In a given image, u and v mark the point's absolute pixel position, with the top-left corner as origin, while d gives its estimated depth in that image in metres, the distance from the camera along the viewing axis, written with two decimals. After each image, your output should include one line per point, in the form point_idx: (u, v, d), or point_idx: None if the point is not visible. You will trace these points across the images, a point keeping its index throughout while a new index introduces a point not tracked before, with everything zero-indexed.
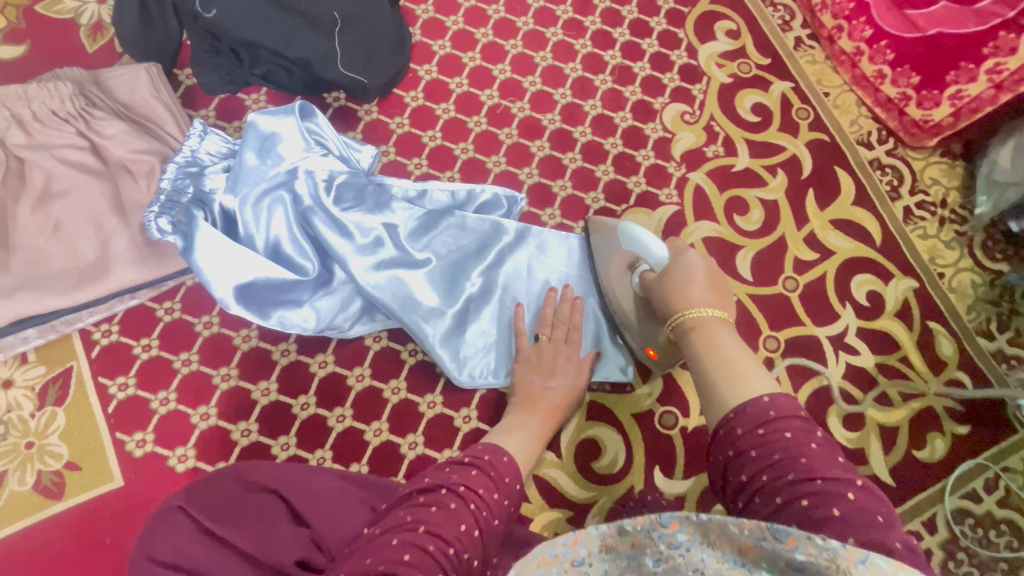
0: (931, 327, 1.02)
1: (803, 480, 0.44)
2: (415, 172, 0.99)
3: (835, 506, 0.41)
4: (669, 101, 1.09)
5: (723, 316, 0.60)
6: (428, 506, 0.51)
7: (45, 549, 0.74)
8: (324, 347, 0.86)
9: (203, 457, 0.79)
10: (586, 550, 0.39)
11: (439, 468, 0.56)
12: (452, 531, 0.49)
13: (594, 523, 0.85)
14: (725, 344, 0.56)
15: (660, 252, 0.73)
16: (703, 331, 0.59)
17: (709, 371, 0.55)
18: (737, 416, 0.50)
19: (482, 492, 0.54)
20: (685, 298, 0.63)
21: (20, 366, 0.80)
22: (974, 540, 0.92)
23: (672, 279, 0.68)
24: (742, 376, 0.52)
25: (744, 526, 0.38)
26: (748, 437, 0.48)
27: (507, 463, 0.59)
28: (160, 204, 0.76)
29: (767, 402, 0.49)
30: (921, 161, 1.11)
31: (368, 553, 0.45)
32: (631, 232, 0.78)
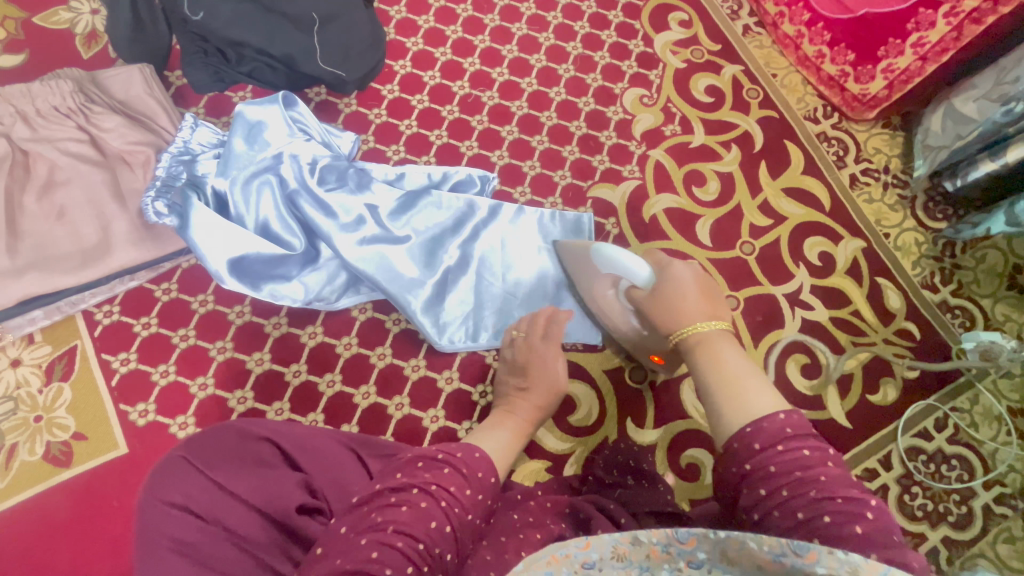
0: (879, 282, 1.10)
1: (824, 498, 0.47)
2: (394, 157, 1.06)
3: (857, 524, 0.45)
4: (628, 86, 1.18)
5: (721, 328, 0.65)
6: (398, 506, 0.53)
7: (57, 513, 0.79)
8: (313, 319, 0.92)
9: (202, 423, 0.85)
10: (599, 555, 0.44)
11: (416, 464, 0.58)
12: (421, 528, 0.52)
13: (571, 471, 0.91)
14: (730, 360, 0.60)
15: (641, 270, 0.76)
16: (708, 348, 0.62)
17: (718, 391, 0.58)
18: (755, 430, 0.52)
19: (451, 488, 0.57)
20: (683, 315, 0.67)
21: (28, 346, 0.85)
22: (927, 475, 0.98)
23: (666, 294, 0.71)
24: (749, 392, 0.56)
25: (763, 542, 0.41)
26: (766, 453, 0.51)
27: (479, 458, 0.61)
28: (156, 189, 0.83)
29: (783, 418, 0.52)
30: (864, 132, 1.20)
31: (338, 554, 0.49)
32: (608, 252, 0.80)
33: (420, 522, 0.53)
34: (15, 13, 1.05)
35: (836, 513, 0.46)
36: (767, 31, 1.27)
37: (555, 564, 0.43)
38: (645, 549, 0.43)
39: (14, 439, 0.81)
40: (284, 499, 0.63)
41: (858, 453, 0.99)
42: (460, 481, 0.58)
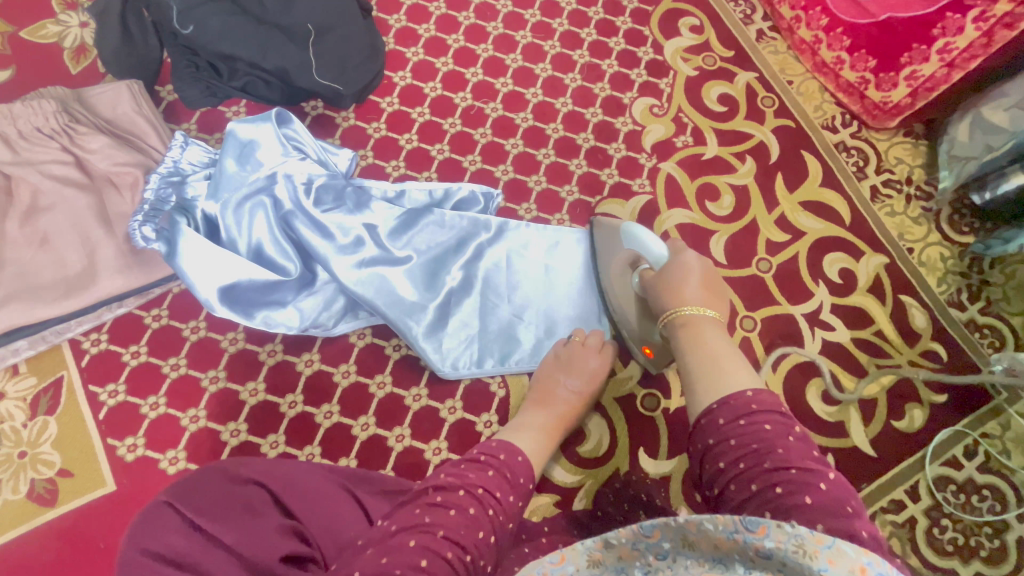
0: (903, 300, 1.05)
1: (778, 469, 0.46)
2: (394, 173, 1.02)
3: (807, 494, 0.44)
4: (637, 96, 1.13)
5: (715, 316, 0.63)
6: (447, 510, 0.51)
7: (40, 556, 0.75)
8: (309, 346, 0.88)
9: (193, 458, 0.81)
10: (574, 567, 0.44)
11: (460, 468, 0.57)
12: (469, 536, 0.50)
13: (582, 505, 0.86)
14: (714, 341, 0.59)
15: (659, 251, 0.78)
16: (694, 328, 0.61)
17: (696, 365, 0.57)
18: (722, 407, 0.51)
19: (496, 495, 0.55)
20: (680, 295, 0.66)
21: (12, 378, 0.81)
22: (957, 506, 0.93)
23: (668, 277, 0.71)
24: (725, 371, 0.55)
25: (718, 521, 0.41)
26: (729, 427, 0.50)
27: (521, 462, 0.60)
28: (143, 213, 0.79)
29: (751, 396, 0.51)
30: (884, 141, 1.15)
31: (383, 552, 0.46)
32: (632, 231, 0.82)
33: (468, 529, 0.51)
34: (3, 28, 1.01)
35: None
36: (783, 36, 1.21)
37: None
38: (617, 551, 0.44)
39: None
40: (272, 548, 0.58)
41: (884, 482, 0.94)
42: (503, 486, 0.56)
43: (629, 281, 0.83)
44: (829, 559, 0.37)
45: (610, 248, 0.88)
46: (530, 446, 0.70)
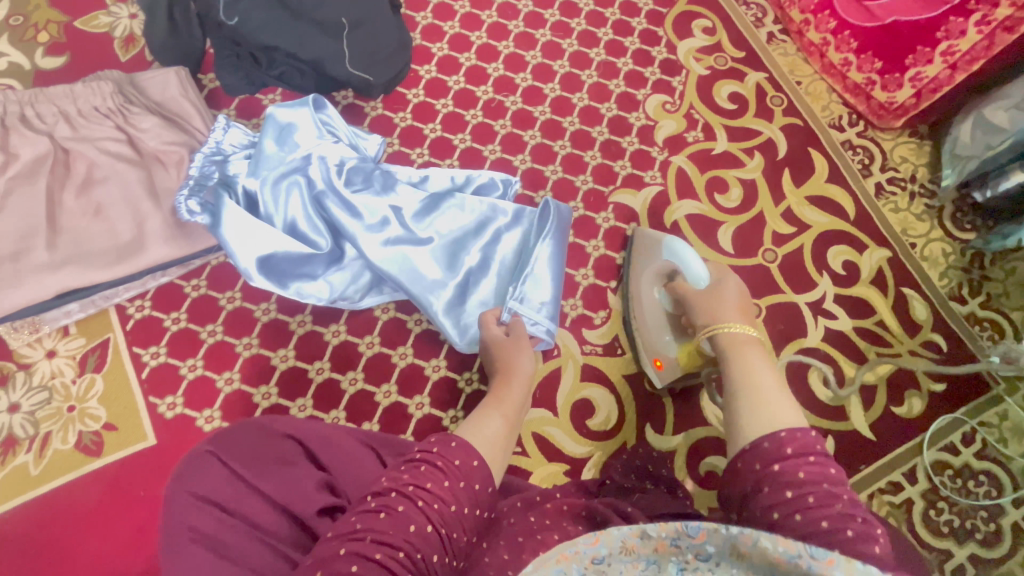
0: (905, 293, 1.09)
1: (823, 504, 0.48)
2: (418, 160, 1.07)
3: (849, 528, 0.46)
4: (651, 93, 1.18)
5: (758, 337, 0.67)
6: (376, 513, 0.54)
7: (86, 502, 0.81)
8: (336, 318, 0.94)
9: (228, 417, 0.87)
10: (608, 550, 0.44)
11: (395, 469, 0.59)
12: (399, 535, 0.52)
13: (590, 475, 0.91)
14: (759, 364, 0.62)
15: (699, 271, 0.82)
16: (741, 349, 0.65)
17: (747, 390, 0.59)
18: (790, 436, 0.53)
19: (428, 487, 0.57)
20: (724, 316, 0.71)
21: (63, 338, 0.88)
22: (954, 490, 0.96)
23: (712, 296, 0.76)
24: (777, 400, 0.57)
25: (779, 542, 0.40)
26: (788, 456, 0.52)
27: (455, 448, 0.60)
28: (189, 187, 0.85)
29: (818, 435, 0.53)
30: (890, 141, 1.19)
31: (317, 567, 0.50)
32: (674, 246, 0.87)
33: (396, 529, 0.53)
34: (59, 18, 1.09)
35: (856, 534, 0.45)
36: (792, 39, 1.26)
37: (564, 561, 0.44)
38: (654, 542, 0.44)
39: (48, 427, 0.84)
40: (307, 500, 0.63)
41: (883, 465, 0.97)
42: (436, 476, 0.58)
43: (656, 294, 0.89)
44: None
45: (648, 262, 0.92)
46: (494, 431, 0.67)
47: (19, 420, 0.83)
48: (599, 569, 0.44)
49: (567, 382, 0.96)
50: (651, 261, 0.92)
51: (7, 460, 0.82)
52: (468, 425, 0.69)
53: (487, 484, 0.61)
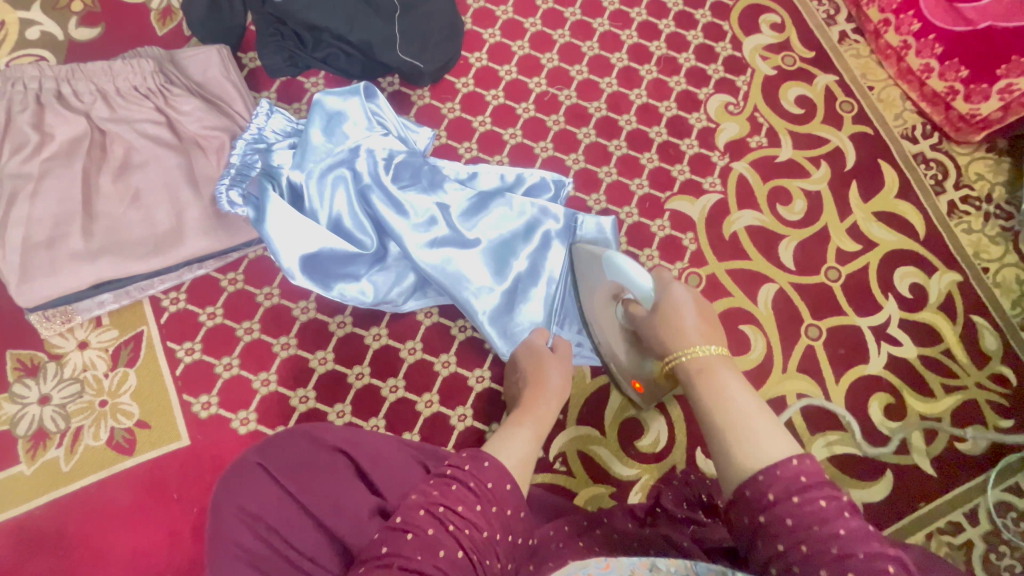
0: (975, 321, 1.02)
1: (847, 556, 0.41)
2: (466, 154, 1.02)
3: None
4: (713, 92, 1.11)
5: (720, 351, 0.63)
6: (404, 534, 0.52)
7: (118, 501, 0.78)
8: (377, 321, 0.89)
9: (264, 420, 0.83)
10: None
11: (425, 485, 0.57)
12: (429, 559, 0.49)
13: (636, 499, 0.86)
14: (730, 390, 0.57)
15: (644, 282, 0.76)
16: (710, 374, 0.60)
17: (722, 430, 0.54)
18: (769, 480, 0.48)
19: (460, 509, 0.55)
20: (684, 337, 0.66)
21: (96, 329, 0.84)
22: (1017, 534, 0.91)
23: (667, 319, 0.70)
24: (756, 432, 0.52)
25: None
26: (782, 504, 0.46)
27: (488, 468, 0.59)
28: (231, 177, 0.81)
29: (797, 465, 0.47)
30: (966, 155, 1.11)
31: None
32: (614, 262, 0.81)
33: (427, 553, 0.50)
34: None
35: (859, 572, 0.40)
36: (866, 39, 1.18)
37: None
38: None
39: (79, 422, 0.80)
40: (357, 528, 0.58)
41: (942, 504, 0.92)
42: (468, 498, 0.56)
43: (615, 313, 0.82)
44: None
45: (593, 279, 0.86)
46: (522, 450, 0.64)
47: (50, 413, 0.80)
48: None
49: (615, 399, 0.91)
50: (596, 278, 0.85)
51: (37, 453, 0.79)
52: (496, 436, 0.67)
53: (518, 510, 0.59)
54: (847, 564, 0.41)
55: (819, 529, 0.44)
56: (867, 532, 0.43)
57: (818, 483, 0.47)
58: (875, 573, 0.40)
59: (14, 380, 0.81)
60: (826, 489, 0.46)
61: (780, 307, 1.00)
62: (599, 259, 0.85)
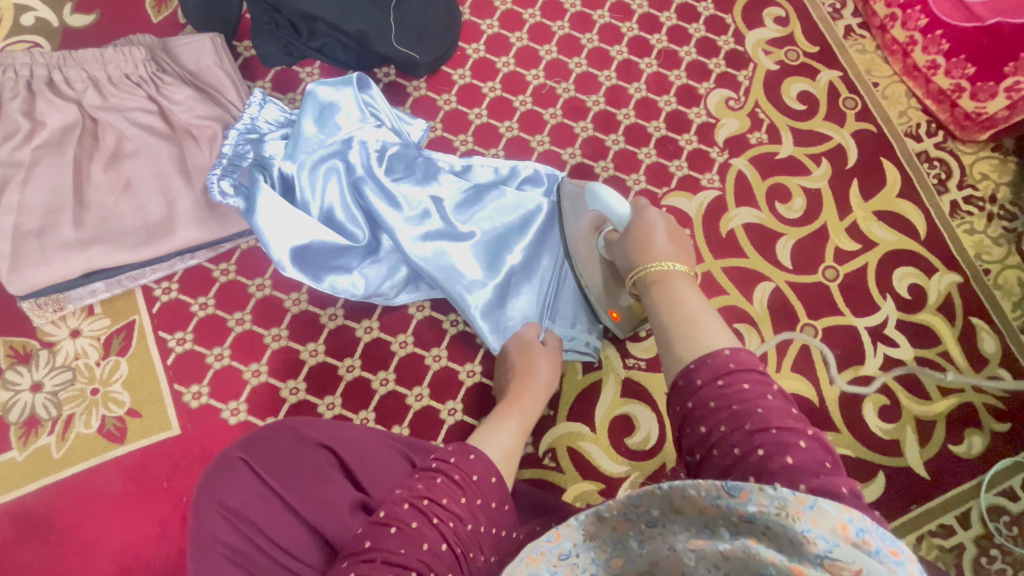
0: (974, 323, 1.01)
1: (759, 430, 0.44)
2: (461, 147, 1.01)
3: (788, 455, 0.42)
4: (714, 87, 1.09)
5: (684, 270, 0.62)
6: (388, 528, 0.52)
7: (109, 489, 0.79)
8: (369, 314, 0.89)
9: (254, 412, 0.83)
10: (572, 542, 0.44)
11: (410, 479, 0.58)
12: (412, 554, 0.50)
13: (625, 496, 0.86)
14: (686, 298, 0.57)
15: (621, 210, 0.76)
16: (666, 284, 0.60)
17: (670, 322, 0.55)
18: (699, 367, 0.49)
19: (444, 502, 0.55)
20: (653, 253, 0.66)
21: (88, 317, 0.84)
22: (1009, 538, 0.90)
23: (642, 238, 0.69)
24: (702, 326, 0.53)
25: (700, 487, 0.40)
26: (706, 388, 0.48)
27: (474, 460, 0.59)
28: (222, 167, 0.80)
29: (729, 354, 0.49)
30: (970, 155, 1.09)
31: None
32: (594, 190, 0.79)
33: (410, 547, 0.51)
34: None
35: (768, 447, 0.43)
36: (872, 34, 1.15)
37: (534, 563, 0.43)
38: (610, 523, 0.44)
39: (70, 409, 0.81)
40: (339, 523, 0.59)
41: (934, 507, 0.91)
42: (454, 490, 0.57)
43: (596, 245, 0.82)
44: (811, 519, 0.36)
45: (577, 213, 0.86)
46: (507, 443, 0.66)
47: (42, 401, 0.81)
48: (569, 562, 0.43)
49: (606, 396, 0.91)
50: (578, 213, 0.86)
51: (29, 440, 0.79)
52: (482, 431, 0.69)
53: (504, 501, 0.60)
54: (757, 440, 0.44)
55: (738, 409, 0.46)
56: (783, 412, 0.46)
57: (744, 368, 0.49)
58: (784, 446, 0.43)
59: (6, 366, 0.81)
60: (751, 375, 0.48)
61: (776, 306, 0.99)
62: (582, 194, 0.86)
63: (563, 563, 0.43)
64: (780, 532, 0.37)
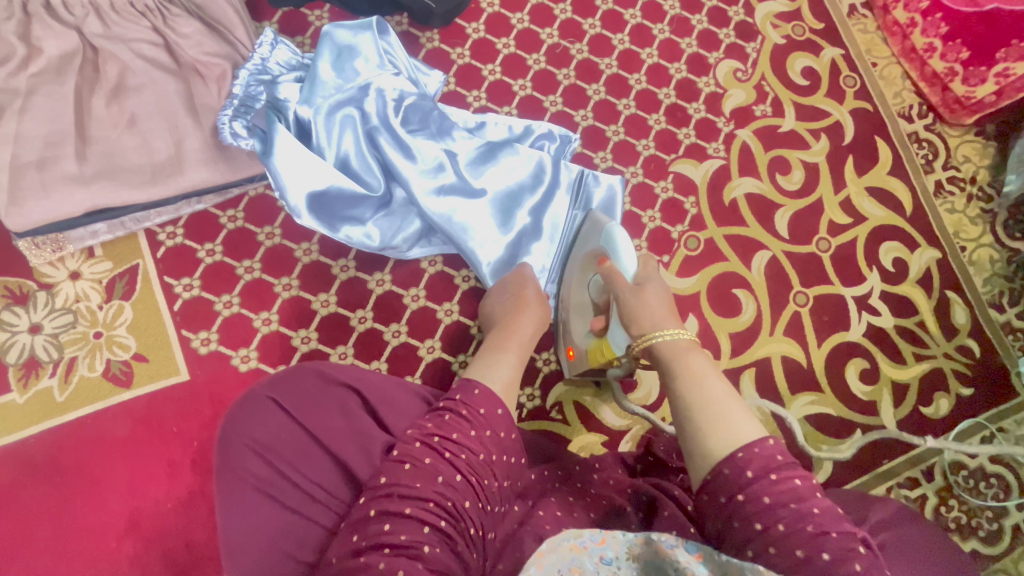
0: (948, 295, 1.08)
1: (821, 534, 0.49)
2: (474, 103, 1.00)
3: (857, 561, 0.47)
4: (723, 57, 1.11)
5: (691, 340, 0.70)
6: (403, 465, 0.58)
7: (115, 433, 0.77)
8: (381, 266, 0.89)
9: (265, 359, 0.83)
10: (615, 551, 0.56)
11: (421, 419, 0.64)
12: (428, 487, 0.57)
13: (627, 449, 0.90)
14: (707, 374, 0.63)
15: (628, 266, 0.79)
16: (683, 355, 0.67)
17: (698, 405, 0.60)
18: (748, 457, 0.54)
19: (454, 438, 0.61)
20: (658, 320, 0.72)
21: (88, 260, 0.82)
22: (966, 489, 1.00)
23: (641, 301, 0.74)
24: (728, 412, 0.59)
25: (763, 574, 0.48)
26: (759, 483, 0.53)
27: (478, 395, 0.65)
28: (233, 108, 0.78)
29: (775, 445, 0.55)
30: (956, 138, 1.15)
31: (355, 529, 0.55)
32: (609, 231, 0.81)
33: (425, 481, 0.57)
34: None
35: (832, 551, 0.48)
36: (874, 15, 1.19)
37: (575, 549, 0.56)
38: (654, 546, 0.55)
39: (72, 352, 0.79)
40: (369, 463, 0.61)
41: (903, 461, 1.00)
42: (462, 426, 0.62)
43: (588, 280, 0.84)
44: None
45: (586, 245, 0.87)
46: (507, 374, 0.71)
47: (41, 342, 0.79)
48: (607, 566, 0.55)
49: None
50: (590, 243, 0.86)
51: (29, 382, 0.78)
52: (479, 365, 0.72)
53: (510, 431, 0.65)
54: (822, 544, 0.48)
55: (797, 506, 0.51)
56: (835, 514, 0.51)
57: (790, 462, 0.55)
58: (848, 552, 0.48)
59: (2, 307, 0.79)
60: (799, 470, 0.54)
61: (773, 274, 1.03)
62: (599, 226, 0.85)
63: (602, 564, 0.55)
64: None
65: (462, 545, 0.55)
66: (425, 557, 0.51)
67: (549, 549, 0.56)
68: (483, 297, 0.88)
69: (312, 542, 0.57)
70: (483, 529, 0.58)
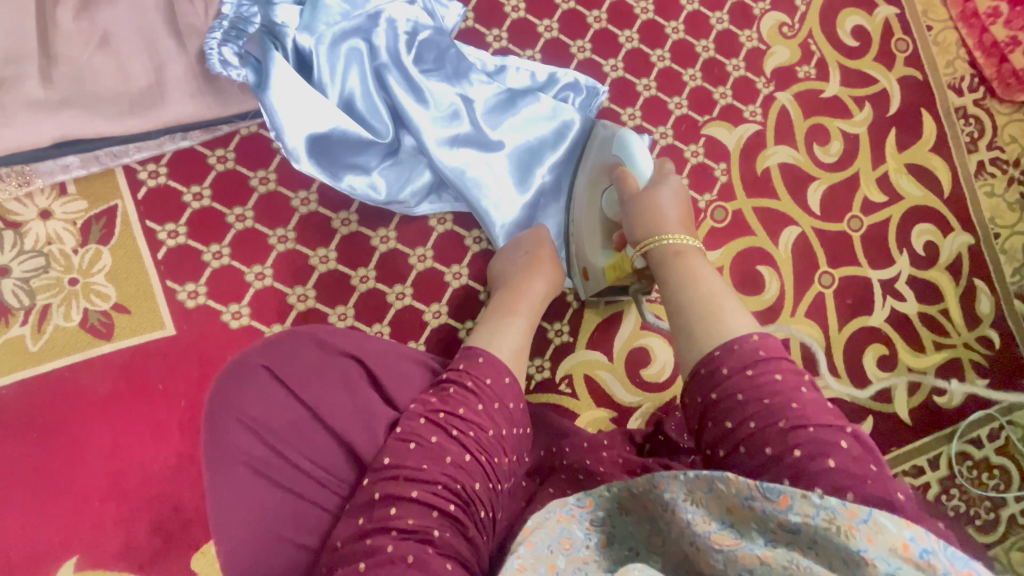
0: (975, 284, 1.04)
1: (795, 428, 0.47)
2: (495, 44, 0.89)
3: (830, 457, 0.45)
4: (769, 9, 1.01)
5: (698, 246, 0.65)
6: (407, 444, 0.54)
7: (95, 387, 0.72)
8: (386, 222, 0.82)
9: (258, 317, 0.76)
10: (602, 510, 0.52)
11: (424, 394, 0.59)
12: (435, 469, 0.52)
13: (636, 426, 0.87)
14: (710, 283, 0.59)
15: (643, 169, 0.72)
16: (685, 260, 0.63)
17: (694, 308, 0.58)
18: (725, 354, 0.53)
19: (461, 414, 0.56)
20: (661, 224, 0.67)
21: (60, 198, 0.74)
22: (968, 479, 0.98)
23: (647, 206, 0.68)
24: (721, 310, 0.56)
25: (730, 485, 0.43)
26: (734, 377, 0.51)
27: (483, 363, 0.60)
28: (224, 30, 0.69)
29: (758, 341, 0.53)
30: (1005, 116, 1.06)
31: (360, 512, 0.51)
32: (624, 138, 0.73)
33: (432, 463, 0.53)
34: None
35: (805, 447, 0.46)
36: None
37: (563, 519, 0.51)
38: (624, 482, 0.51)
39: (46, 299, 0.73)
40: (373, 440, 0.57)
41: (910, 450, 0.98)
42: (469, 399, 0.57)
43: (599, 201, 0.78)
44: (866, 535, 0.39)
45: (598, 157, 0.79)
46: (516, 340, 0.66)
47: (10, 287, 0.72)
48: (596, 525, 0.52)
49: (627, 327, 0.90)
50: (599, 158, 0.79)
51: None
52: (487, 326, 0.67)
53: (519, 400, 0.61)
54: (795, 441, 0.46)
55: (770, 402, 0.49)
56: (820, 408, 0.49)
57: (773, 357, 0.52)
58: (824, 448, 0.46)
59: None
60: (781, 365, 0.52)
61: (799, 251, 0.97)
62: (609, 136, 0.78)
63: (592, 527, 0.52)
64: (827, 543, 0.40)
65: (473, 530, 0.51)
66: (437, 542, 0.47)
67: (535, 526, 0.50)
68: (493, 258, 0.81)
69: (315, 526, 0.53)
70: (494, 511, 0.55)
